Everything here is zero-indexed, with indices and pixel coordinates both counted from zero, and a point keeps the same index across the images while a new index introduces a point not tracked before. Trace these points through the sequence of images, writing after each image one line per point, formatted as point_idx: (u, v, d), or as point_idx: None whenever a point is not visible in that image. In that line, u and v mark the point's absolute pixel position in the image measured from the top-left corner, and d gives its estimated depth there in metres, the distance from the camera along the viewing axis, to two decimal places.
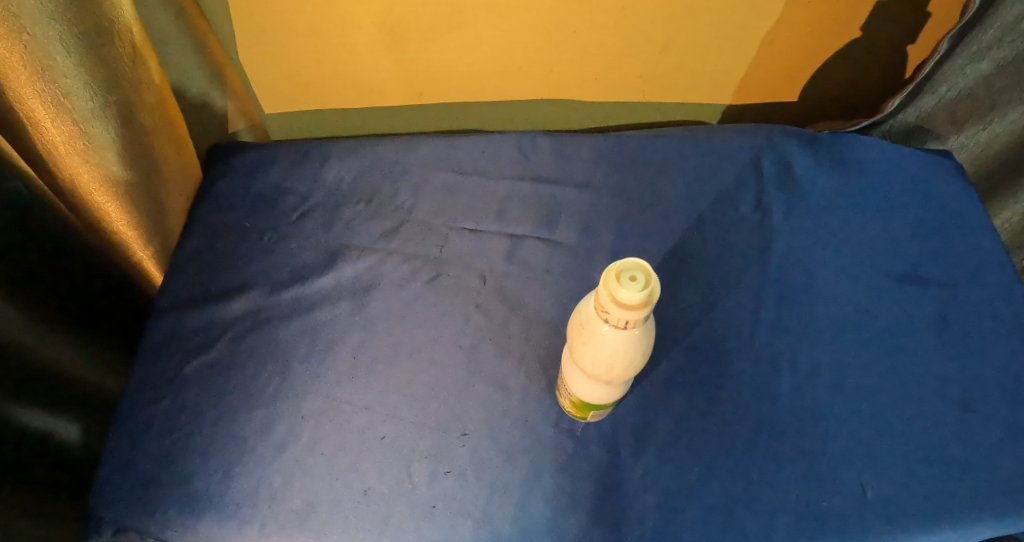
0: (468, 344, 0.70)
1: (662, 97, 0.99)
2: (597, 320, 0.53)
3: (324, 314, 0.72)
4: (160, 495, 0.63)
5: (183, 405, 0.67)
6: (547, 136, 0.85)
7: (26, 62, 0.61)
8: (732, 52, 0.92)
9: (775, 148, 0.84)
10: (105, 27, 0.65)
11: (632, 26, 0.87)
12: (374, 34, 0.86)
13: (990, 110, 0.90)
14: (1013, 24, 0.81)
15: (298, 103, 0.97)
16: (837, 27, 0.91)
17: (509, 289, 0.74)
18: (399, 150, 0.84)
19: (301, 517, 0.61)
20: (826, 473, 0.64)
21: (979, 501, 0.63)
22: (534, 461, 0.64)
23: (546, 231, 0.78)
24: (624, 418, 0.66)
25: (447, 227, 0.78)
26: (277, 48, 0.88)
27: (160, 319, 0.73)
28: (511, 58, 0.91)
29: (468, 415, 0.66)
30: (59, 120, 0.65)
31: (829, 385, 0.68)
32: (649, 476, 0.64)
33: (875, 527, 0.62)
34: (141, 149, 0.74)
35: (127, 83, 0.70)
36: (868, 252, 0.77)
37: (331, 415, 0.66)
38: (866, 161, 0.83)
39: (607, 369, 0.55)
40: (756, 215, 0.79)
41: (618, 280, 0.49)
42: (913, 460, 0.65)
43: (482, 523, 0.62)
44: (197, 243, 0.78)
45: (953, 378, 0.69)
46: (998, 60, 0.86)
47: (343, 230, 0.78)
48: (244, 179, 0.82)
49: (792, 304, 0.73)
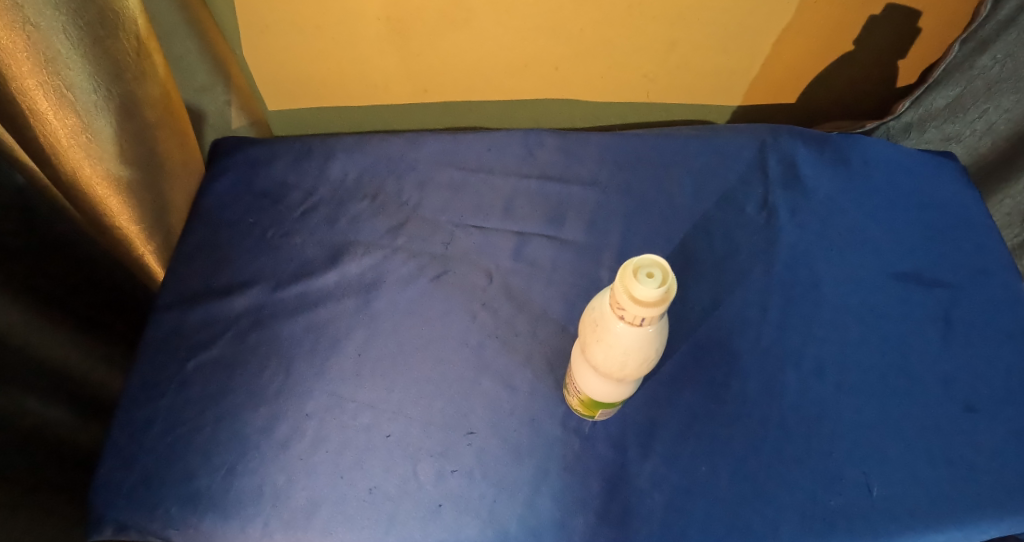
0: (474, 342, 0.70)
1: (669, 95, 0.98)
2: (612, 317, 0.52)
3: (329, 311, 0.71)
4: (162, 492, 0.63)
5: (185, 401, 0.67)
6: (552, 133, 0.85)
7: (30, 54, 0.61)
8: (740, 50, 0.92)
9: (782, 147, 0.83)
10: (110, 19, 0.66)
11: (639, 24, 0.87)
12: (379, 30, 0.86)
13: (986, 100, 0.89)
14: (1012, 18, 0.81)
15: (303, 98, 0.97)
16: (850, 26, 0.90)
17: (514, 286, 0.73)
18: (405, 146, 0.84)
19: (304, 515, 0.61)
20: (833, 473, 0.63)
21: (989, 504, 0.62)
22: (541, 460, 0.64)
23: (553, 229, 0.77)
24: (632, 418, 0.66)
25: (453, 224, 0.78)
26: (283, 44, 0.88)
27: (163, 315, 0.73)
28: (517, 55, 0.90)
29: (475, 414, 0.66)
30: (62, 113, 0.66)
31: (837, 385, 0.67)
32: (657, 475, 0.63)
33: (881, 527, 0.61)
34: (143, 143, 0.75)
35: (130, 75, 0.70)
36: (875, 251, 0.76)
37: (336, 412, 0.65)
38: (872, 160, 0.83)
39: (620, 367, 0.54)
40: (761, 215, 0.78)
41: (635, 276, 0.48)
42: (921, 460, 0.64)
43: (489, 522, 0.61)
44: (200, 239, 0.78)
45: (956, 378, 0.69)
46: (998, 54, 0.85)
47: (347, 227, 0.78)
48: (248, 176, 0.82)
49: (798, 302, 0.72)
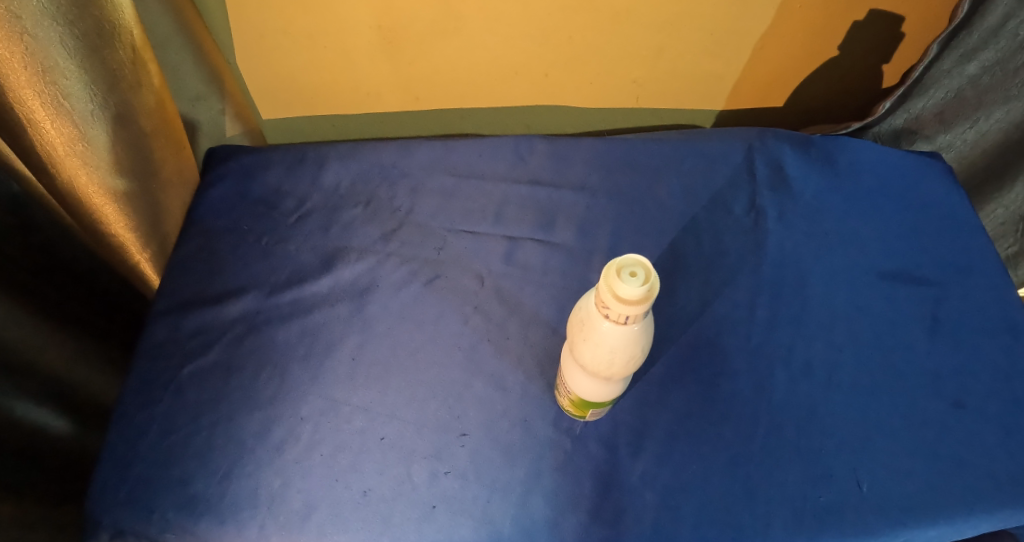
0: (467, 345, 0.70)
1: (658, 101, 1.00)
2: (598, 316, 0.53)
3: (323, 315, 0.72)
4: (158, 498, 0.63)
5: (181, 407, 0.68)
6: (543, 140, 0.86)
7: (27, 63, 0.61)
8: (727, 55, 0.93)
9: (769, 149, 0.85)
10: (106, 29, 0.67)
11: (627, 30, 0.88)
12: (372, 39, 0.87)
13: (977, 110, 0.91)
14: (999, 26, 0.83)
15: (298, 107, 0.98)
16: (834, 31, 0.92)
17: (506, 289, 0.74)
18: (398, 153, 0.85)
19: (300, 518, 0.62)
20: (824, 470, 0.64)
21: (976, 499, 0.63)
22: (534, 461, 0.64)
23: (544, 233, 0.78)
24: (623, 418, 0.67)
25: (445, 230, 0.79)
26: (277, 53, 0.89)
27: (159, 322, 0.73)
28: (510, 62, 0.92)
29: (467, 416, 0.66)
30: (60, 122, 0.66)
31: (825, 383, 0.68)
32: (649, 474, 0.64)
33: (871, 522, 0.62)
34: (138, 150, 0.76)
35: (125, 84, 0.71)
36: (862, 251, 0.77)
37: (331, 416, 0.66)
38: (857, 161, 0.84)
39: (607, 366, 0.55)
40: (749, 217, 0.79)
41: (618, 276, 0.49)
42: (909, 456, 0.65)
43: (483, 522, 0.62)
44: (195, 245, 0.79)
45: (945, 375, 0.70)
46: (985, 62, 0.87)
47: (341, 233, 0.78)
48: (243, 184, 0.83)
49: (787, 303, 0.73)
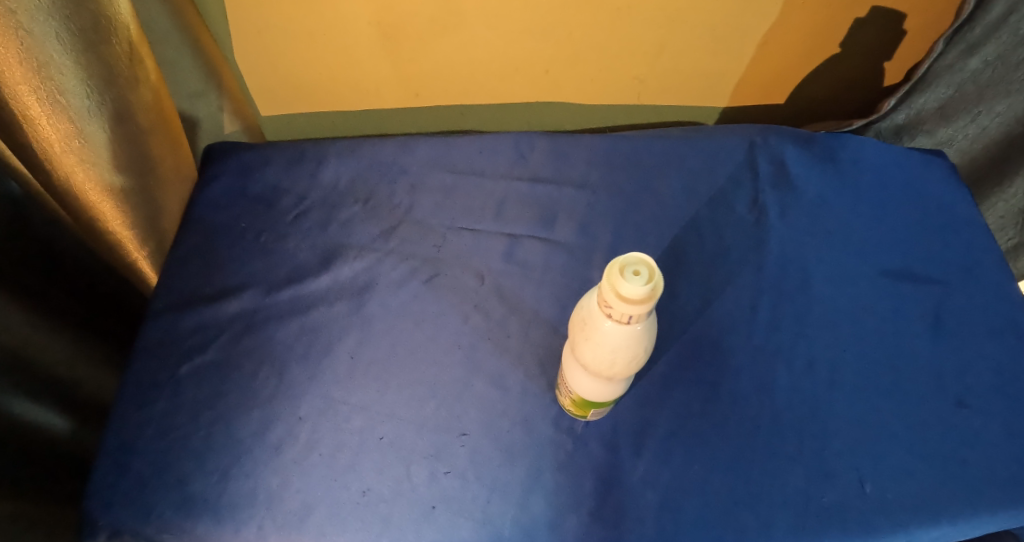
0: (466, 344, 0.70)
1: (660, 98, 0.99)
2: (600, 315, 0.52)
3: (321, 314, 0.72)
4: (156, 497, 0.63)
5: (179, 405, 0.67)
6: (544, 137, 0.86)
7: (23, 59, 0.61)
8: (729, 52, 0.92)
9: (771, 147, 0.84)
10: (103, 25, 0.66)
11: (629, 26, 0.87)
12: (371, 35, 0.87)
13: (978, 104, 0.90)
14: (1000, 20, 0.81)
15: (297, 104, 0.97)
16: (837, 28, 0.91)
17: (507, 287, 0.74)
18: (397, 150, 0.84)
19: (298, 518, 0.61)
20: (826, 470, 0.63)
21: (980, 499, 0.63)
22: (535, 461, 0.64)
23: (545, 231, 0.78)
24: (624, 417, 0.66)
25: (445, 227, 0.78)
26: (275, 49, 0.88)
27: (156, 320, 0.73)
28: (510, 59, 0.91)
29: (467, 416, 0.66)
30: (56, 118, 0.66)
31: (828, 382, 0.68)
32: (651, 474, 0.63)
33: (874, 522, 0.61)
34: (135, 147, 0.75)
35: (122, 81, 0.71)
36: (865, 249, 0.76)
37: (330, 416, 0.66)
38: (860, 159, 0.83)
39: (609, 366, 0.54)
40: (752, 215, 0.78)
41: (621, 274, 0.48)
42: (912, 456, 0.64)
43: (482, 522, 0.61)
44: (193, 242, 0.78)
45: (948, 374, 0.69)
46: (987, 56, 0.86)
47: (340, 230, 0.78)
48: (241, 181, 0.82)
49: (790, 302, 0.73)
